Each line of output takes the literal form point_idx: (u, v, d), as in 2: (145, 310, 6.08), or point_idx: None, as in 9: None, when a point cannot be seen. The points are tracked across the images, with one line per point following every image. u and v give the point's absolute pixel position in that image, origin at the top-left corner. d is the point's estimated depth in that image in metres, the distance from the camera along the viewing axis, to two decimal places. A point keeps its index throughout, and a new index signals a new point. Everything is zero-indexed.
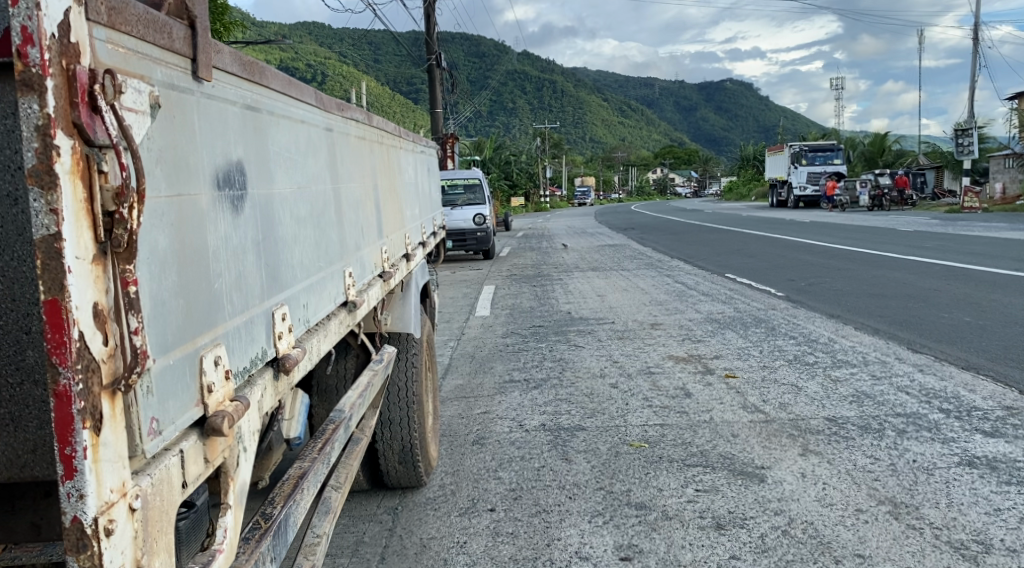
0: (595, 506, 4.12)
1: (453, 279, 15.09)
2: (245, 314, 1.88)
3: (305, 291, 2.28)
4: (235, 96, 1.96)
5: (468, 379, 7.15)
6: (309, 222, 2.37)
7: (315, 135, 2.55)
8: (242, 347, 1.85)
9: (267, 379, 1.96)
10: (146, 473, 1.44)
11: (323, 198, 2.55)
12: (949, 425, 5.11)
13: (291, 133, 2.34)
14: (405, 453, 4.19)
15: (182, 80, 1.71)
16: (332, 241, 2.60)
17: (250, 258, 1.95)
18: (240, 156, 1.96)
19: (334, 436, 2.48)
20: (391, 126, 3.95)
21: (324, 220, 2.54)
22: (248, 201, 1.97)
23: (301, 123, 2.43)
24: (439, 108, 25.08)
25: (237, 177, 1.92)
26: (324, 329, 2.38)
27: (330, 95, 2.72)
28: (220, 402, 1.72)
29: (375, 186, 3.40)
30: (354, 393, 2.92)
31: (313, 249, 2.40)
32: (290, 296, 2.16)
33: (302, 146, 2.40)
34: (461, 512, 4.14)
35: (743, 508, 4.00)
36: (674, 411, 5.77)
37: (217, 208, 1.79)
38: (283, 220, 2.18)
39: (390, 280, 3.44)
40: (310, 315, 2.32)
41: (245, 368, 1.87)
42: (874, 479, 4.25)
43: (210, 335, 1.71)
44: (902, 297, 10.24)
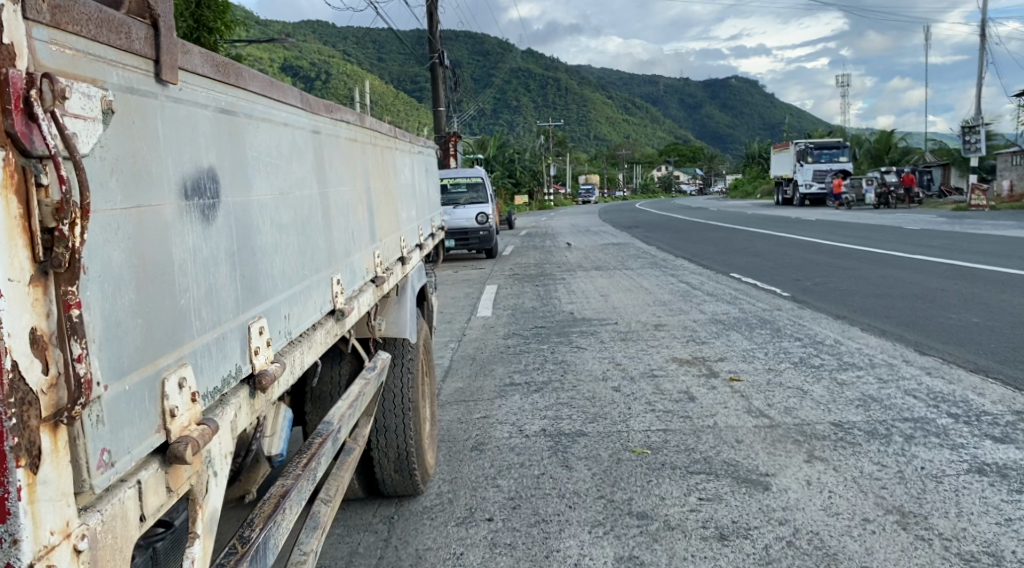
0: (595, 516, 4.03)
1: (455, 279, 15.01)
2: (216, 330, 1.80)
3: (286, 302, 2.20)
4: (207, 99, 1.88)
5: (468, 381, 7.07)
6: (291, 230, 2.29)
7: (301, 138, 2.48)
8: (211, 366, 1.76)
9: (241, 398, 1.88)
10: (95, 510, 1.36)
11: (308, 203, 2.47)
12: (958, 430, 5.00)
13: (272, 137, 2.25)
14: (401, 461, 4.11)
15: (143, 83, 1.62)
16: (318, 248, 2.52)
17: (223, 269, 1.86)
18: (212, 162, 1.88)
19: (320, 450, 2.39)
20: (386, 127, 3.87)
21: (310, 226, 2.46)
22: (221, 210, 1.89)
23: (284, 126, 2.35)
24: (442, 106, 24.99)
25: (209, 184, 1.84)
26: (308, 342, 2.31)
27: (318, 97, 2.64)
28: (185, 426, 1.63)
29: (369, 189, 3.32)
30: (344, 405, 2.83)
31: (296, 256, 2.31)
32: (268, 308, 2.08)
33: (285, 151, 2.32)
34: (458, 522, 4.05)
35: (746, 518, 3.90)
36: (677, 416, 5.67)
37: (185, 218, 1.71)
38: (262, 229, 2.10)
39: (384, 286, 3.35)
40: (292, 327, 2.24)
41: (216, 387, 1.78)
42: (881, 487, 4.15)
43: (174, 355, 1.62)
44: (909, 297, 10.13)
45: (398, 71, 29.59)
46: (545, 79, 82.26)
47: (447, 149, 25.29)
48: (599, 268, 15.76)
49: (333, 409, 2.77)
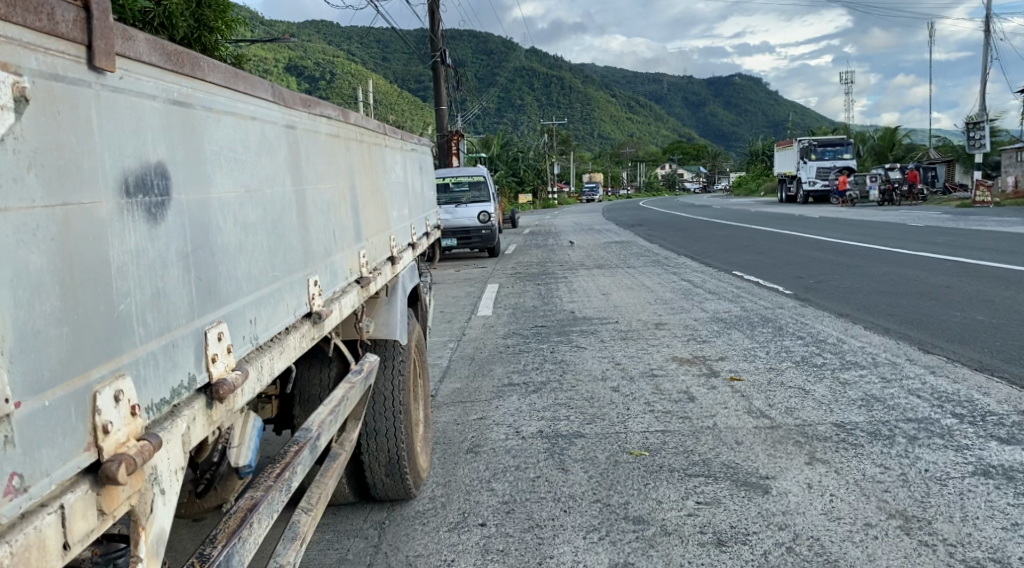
0: (590, 521, 3.93)
1: (456, 278, 14.91)
2: (164, 337, 1.71)
3: (251, 306, 2.12)
4: (155, 90, 1.79)
5: (466, 382, 6.98)
6: (258, 229, 2.21)
7: (271, 133, 2.39)
8: (157, 376, 1.67)
9: (195, 409, 1.79)
10: (5, 540, 1.24)
11: (280, 200, 2.38)
12: (963, 431, 4.90)
13: (236, 131, 2.17)
14: (392, 465, 4.02)
15: (72, 70, 1.52)
16: (292, 247, 2.43)
17: (175, 271, 1.78)
18: (161, 157, 1.79)
19: (295, 459, 2.30)
20: (374, 122, 3.77)
21: (282, 225, 2.37)
22: (173, 208, 1.80)
23: (251, 120, 2.26)
24: (444, 105, 24.89)
25: (157, 180, 1.76)
26: (278, 347, 2.23)
27: (292, 90, 2.56)
28: (122, 443, 1.53)
29: (353, 186, 3.24)
30: (324, 411, 2.74)
31: (264, 257, 2.23)
32: (229, 313, 2.00)
33: (251, 145, 2.24)
34: (451, 527, 3.96)
35: (745, 523, 3.80)
36: (676, 417, 5.58)
37: (126, 217, 1.62)
38: (223, 228, 2.02)
39: (370, 286, 3.27)
40: (259, 332, 2.16)
41: (163, 398, 1.69)
42: (883, 491, 4.05)
43: (110, 366, 1.53)
44: (913, 295, 10.01)
45: (400, 70, 29.51)
46: (548, 77, 82.10)
47: (449, 147, 25.18)
48: (600, 266, 15.65)
49: (314, 415, 2.69)
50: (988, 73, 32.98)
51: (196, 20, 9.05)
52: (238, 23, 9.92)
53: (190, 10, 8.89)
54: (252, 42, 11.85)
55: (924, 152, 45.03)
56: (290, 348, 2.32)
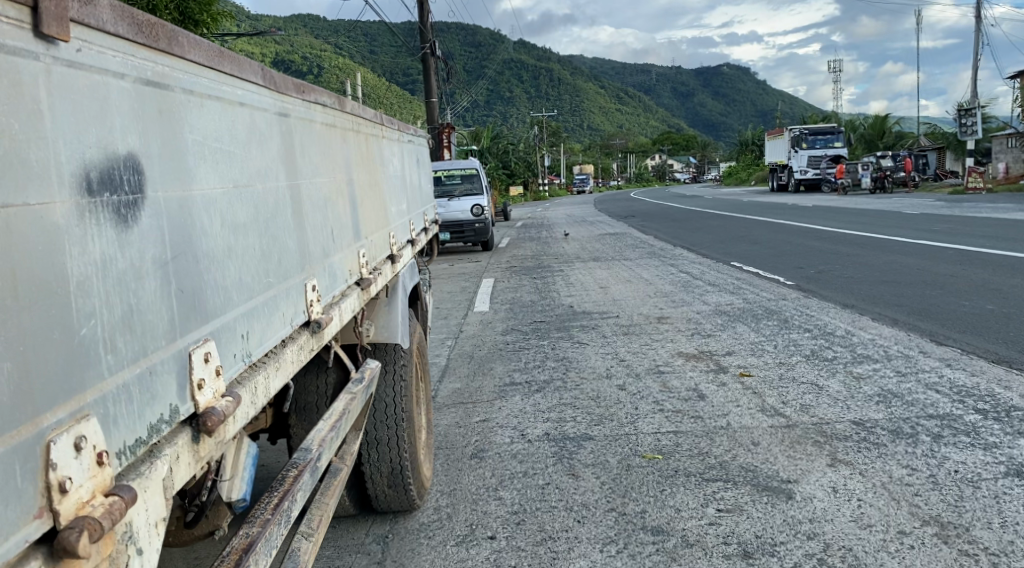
0: (606, 532, 3.71)
1: (451, 273, 14.64)
2: (140, 363, 1.48)
3: (243, 318, 1.88)
4: (122, 66, 1.55)
5: (465, 382, 6.73)
6: (250, 228, 1.97)
7: (262, 121, 2.16)
8: (131, 413, 1.44)
9: (179, 445, 1.56)
10: None
11: (271, 195, 2.14)
12: (988, 428, 4.69)
13: (223, 118, 1.93)
14: (395, 476, 3.79)
15: (10, 36, 1.27)
16: (288, 249, 2.20)
17: (150, 282, 1.54)
18: (131, 148, 1.55)
19: (295, 484, 2.07)
20: (370, 111, 3.53)
21: (276, 224, 2.13)
22: (148, 207, 1.57)
23: (238, 106, 2.03)
24: (434, 97, 24.55)
25: (127, 175, 1.52)
26: (273, 363, 1.99)
27: (284, 74, 2.32)
28: (85, 502, 1.30)
29: (352, 179, 2.99)
30: (324, 428, 2.50)
31: (256, 260, 1.99)
32: (218, 329, 1.76)
33: (238, 134, 2.00)
34: (458, 541, 3.73)
35: (771, 532, 3.59)
36: (687, 416, 5.36)
37: (88, 222, 1.39)
38: (210, 230, 1.79)
39: (371, 288, 3.02)
40: (253, 347, 1.92)
41: (139, 437, 1.46)
42: (914, 494, 3.84)
43: (71, 407, 1.29)
44: (918, 285, 9.79)
45: (388, 63, 29.19)
46: (537, 69, 81.70)
47: (440, 140, 24.89)
48: (596, 259, 15.43)
49: (312, 433, 2.46)
50: (979, 59, 32.85)
51: (181, 13, 8.75)
52: (224, 16, 9.62)
53: (172, 2, 8.59)
54: (239, 37, 11.51)
55: (915, 140, 44.94)
56: (287, 365, 2.08)
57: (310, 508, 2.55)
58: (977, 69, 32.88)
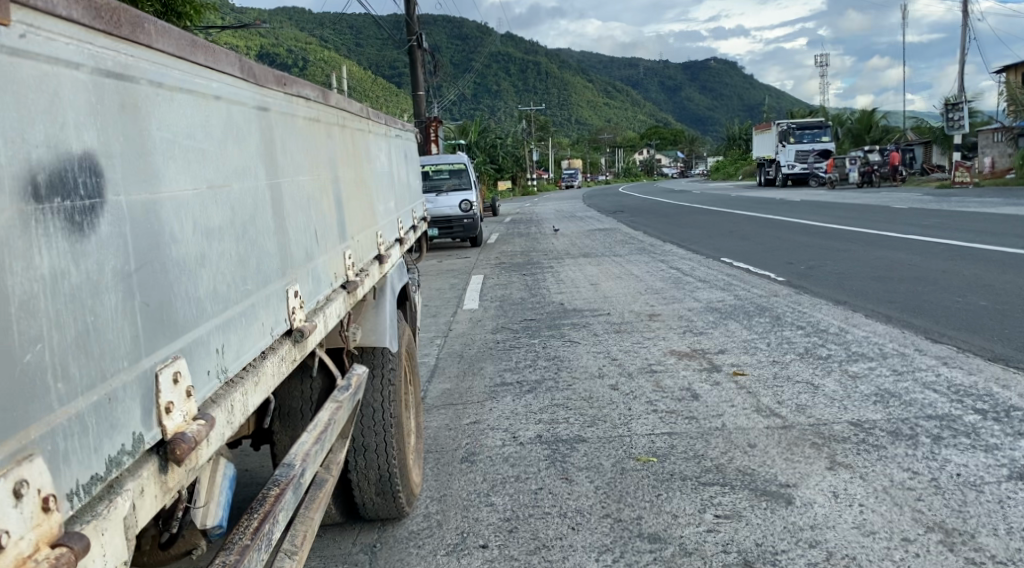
0: (602, 540, 3.60)
1: (439, 269, 14.51)
2: (96, 390, 1.34)
3: (218, 332, 1.75)
4: (78, 56, 1.41)
5: (455, 382, 6.61)
6: (225, 232, 1.84)
7: (241, 117, 2.03)
8: (85, 447, 1.30)
9: (143, 478, 1.43)
10: None
11: (250, 194, 2.01)
12: (989, 429, 4.61)
13: (196, 114, 1.80)
14: (383, 483, 3.66)
15: None
16: (268, 253, 2.07)
17: (111, 296, 1.41)
18: (87, 147, 1.42)
19: (277, 504, 1.94)
20: (356, 106, 3.41)
21: (255, 226, 2.01)
22: (108, 213, 1.44)
23: (214, 100, 1.90)
24: (421, 91, 24.33)
25: (82, 177, 1.38)
26: (252, 380, 1.86)
27: (264, 65, 2.19)
28: (26, 557, 1.16)
29: (337, 178, 2.87)
30: (308, 442, 2.36)
31: (232, 266, 1.86)
32: (189, 346, 1.63)
33: (214, 130, 1.87)
34: (449, 550, 3.61)
35: (772, 540, 3.49)
36: (682, 417, 5.25)
37: (34, 231, 1.25)
38: (180, 235, 1.66)
39: (357, 290, 2.89)
40: (229, 362, 1.80)
41: (95, 474, 1.32)
42: (916, 499, 3.75)
43: (14, 443, 1.15)
44: (910, 280, 9.72)
45: (373, 56, 28.92)
46: (524, 64, 81.55)
47: (427, 135, 24.67)
48: (586, 255, 15.31)
49: (295, 447, 2.31)
50: (965, 54, 32.94)
51: (164, 6, 8.57)
52: (208, 9, 9.43)
53: None
54: (224, 29, 11.31)
55: (901, 134, 45.06)
56: (267, 378, 1.95)
57: (294, 524, 2.43)
58: (963, 64, 32.92)
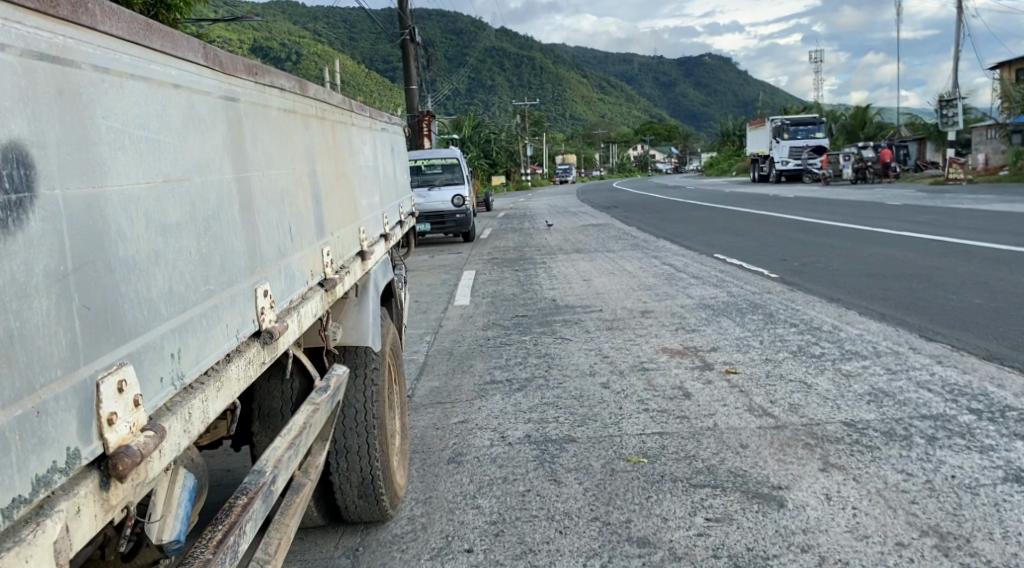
0: (590, 544, 3.52)
1: (431, 264, 14.40)
2: (23, 402, 1.25)
3: (172, 335, 1.66)
4: (6, 38, 1.31)
5: (444, 380, 6.52)
6: (183, 228, 1.76)
7: (204, 106, 1.94)
8: (8, 466, 1.20)
9: (79, 496, 1.34)
10: None
11: (213, 188, 1.92)
12: (984, 430, 4.54)
13: (150, 103, 1.71)
14: (365, 486, 3.58)
15: None
16: (232, 250, 1.98)
17: (40, 297, 1.32)
18: (18, 136, 1.32)
19: (244, 515, 1.84)
20: (337, 97, 3.31)
21: (218, 222, 1.92)
22: (41, 207, 1.35)
23: (172, 88, 1.80)
24: (415, 85, 24.18)
25: (10, 170, 1.29)
26: (213, 386, 1.78)
27: (231, 53, 2.10)
28: None
29: (315, 171, 2.78)
30: (280, 448, 2.27)
31: (192, 265, 1.77)
32: (138, 351, 1.55)
33: (171, 120, 1.78)
34: (433, 555, 3.53)
35: (763, 544, 3.41)
36: (674, 417, 5.17)
37: None
38: (130, 233, 1.57)
39: (336, 288, 2.81)
40: (187, 367, 1.71)
41: (19, 496, 1.23)
42: (911, 502, 3.68)
43: None
44: (904, 278, 9.65)
45: (367, 50, 28.75)
46: (519, 58, 81.36)
47: (420, 130, 24.53)
48: (579, 251, 15.22)
49: (267, 453, 2.22)
50: (959, 51, 32.93)
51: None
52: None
53: None
54: (215, 21, 11.18)
55: (895, 131, 45.06)
56: (231, 383, 1.86)
57: (268, 531, 2.35)
58: (958, 61, 32.90)
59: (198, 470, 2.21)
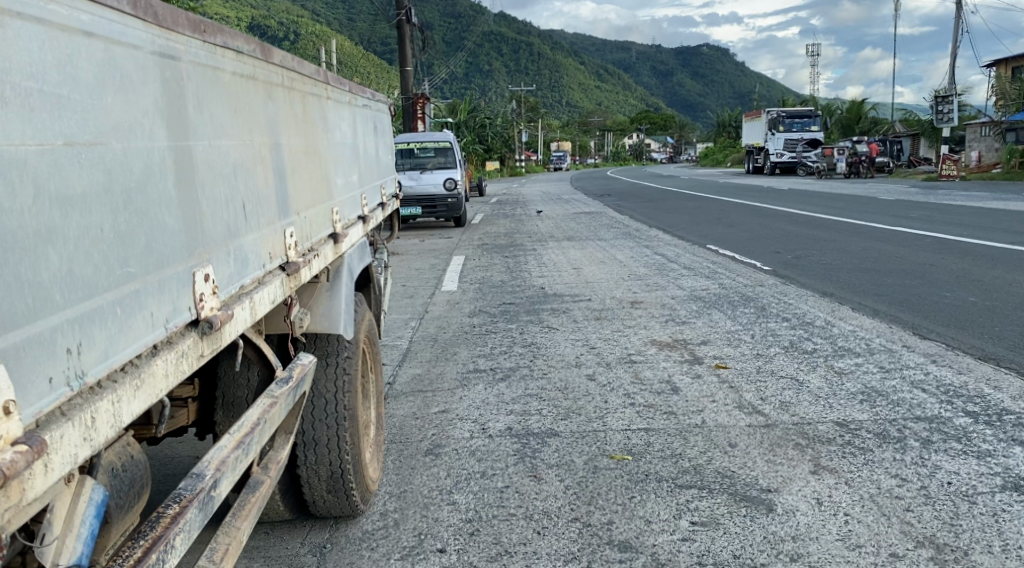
0: (568, 547, 3.35)
1: (421, 248, 14.18)
2: None
3: (76, 325, 1.51)
4: None
5: (426, 368, 6.34)
6: (89, 198, 1.59)
7: (128, 62, 1.79)
8: None
9: None
10: None
11: (133, 153, 1.76)
12: (981, 434, 4.38)
13: (48, 47, 1.53)
14: (334, 480, 3.38)
15: None
16: (162, 227, 1.84)
17: None
18: None
19: (168, 533, 1.69)
20: (310, 68, 3.14)
21: (140, 195, 1.77)
22: None
23: (79, 33, 1.63)
24: (409, 66, 23.78)
25: None
26: (129, 386, 1.63)
27: (160, 4, 1.93)
28: None
29: (280, 143, 2.65)
30: (226, 447, 2.09)
31: (102, 243, 1.62)
32: (29, 340, 1.38)
33: (75, 70, 1.60)
34: (403, 555, 3.35)
35: (750, 551, 3.25)
36: (660, 412, 4.99)
37: None
38: (11, 204, 1.38)
39: (299, 274, 2.66)
40: (95, 362, 1.55)
41: None
42: (905, 510, 3.51)
43: None
44: (898, 274, 9.48)
45: (365, 30, 28.36)
46: (515, 43, 80.92)
47: (415, 112, 24.20)
48: (569, 238, 15.02)
49: (210, 453, 2.04)
50: (958, 47, 32.76)
51: None
52: None
53: None
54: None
55: (890, 125, 44.93)
56: (154, 379, 1.73)
57: (216, 536, 2.17)
58: (956, 57, 32.72)
59: (136, 468, 2.03)
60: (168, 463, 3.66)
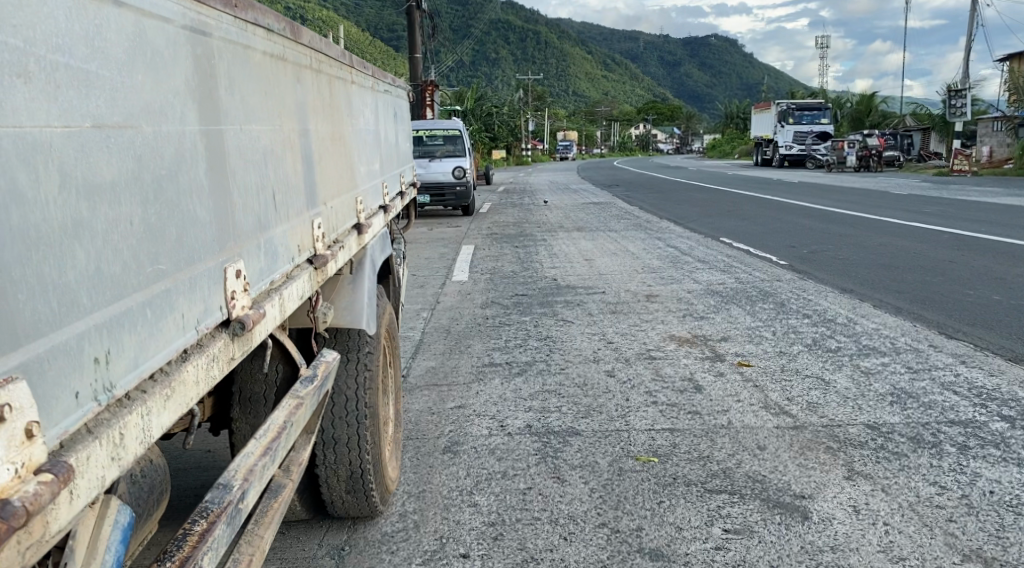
0: (597, 554, 3.22)
1: (430, 238, 14.01)
2: None
3: (105, 329, 1.37)
4: None
5: (440, 360, 6.20)
6: (117, 188, 1.44)
7: (159, 38, 1.64)
8: None
9: None
10: None
11: (164, 136, 1.61)
12: (1019, 439, 4.24)
13: (76, 16, 1.38)
14: (353, 481, 3.25)
15: None
16: (193, 219, 1.70)
17: None
18: None
19: (195, 555, 1.55)
20: (336, 49, 2.98)
21: (170, 182, 1.62)
22: None
23: (110, 4, 1.48)
24: (418, 53, 23.52)
25: None
26: (158, 396, 1.49)
27: None
28: None
29: (308, 130, 2.50)
30: (253, 455, 1.95)
31: (132, 238, 1.47)
32: (54, 349, 1.24)
33: (103, 42, 1.45)
34: (425, 559, 3.22)
35: (788, 562, 3.11)
36: (684, 412, 4.84)
37: None
38: (35, 194, 1.24)
39: (325, 267, 2.52)
40: (123, 372, 1.41)
41: None
42: (947, 520, 3.37)
43: None
44: (917, 270, 9.32)
45: None
46: (523, 31, 80.47)
47: (423, 99, 23.95)
48: (580, 229, 14.85)
49: (237, 462, 1.91)
50: (972, 41, 32.45)
51: None
52: None
53: None
54: None
55: (900, 119, 44.59)
56: (185, 387, 1.59)
57: (240, 546, 2.03)
58: (970, 51, 32.37)
59: (156, 476, 1.90)
60: (181, 459, 3.53)
